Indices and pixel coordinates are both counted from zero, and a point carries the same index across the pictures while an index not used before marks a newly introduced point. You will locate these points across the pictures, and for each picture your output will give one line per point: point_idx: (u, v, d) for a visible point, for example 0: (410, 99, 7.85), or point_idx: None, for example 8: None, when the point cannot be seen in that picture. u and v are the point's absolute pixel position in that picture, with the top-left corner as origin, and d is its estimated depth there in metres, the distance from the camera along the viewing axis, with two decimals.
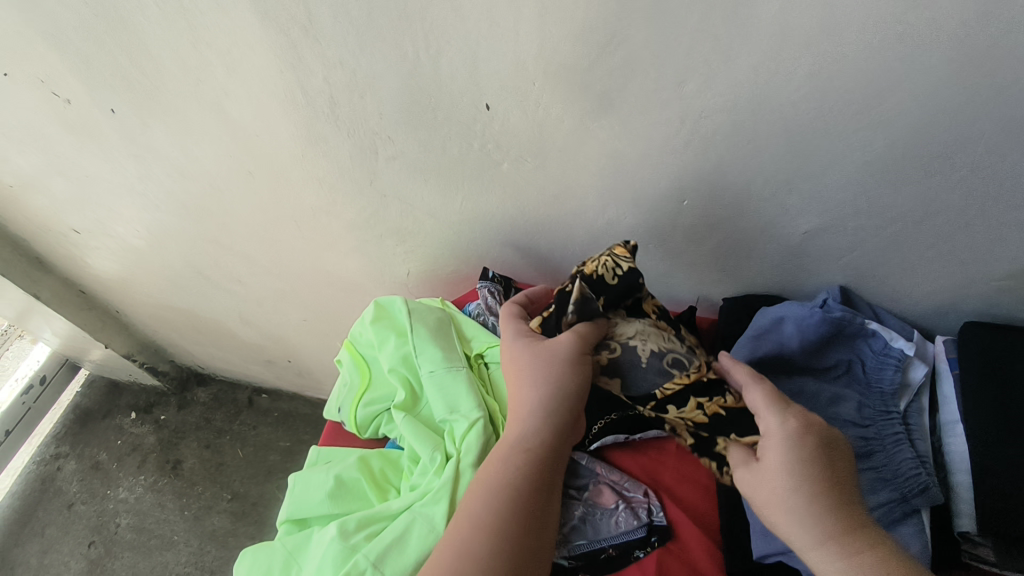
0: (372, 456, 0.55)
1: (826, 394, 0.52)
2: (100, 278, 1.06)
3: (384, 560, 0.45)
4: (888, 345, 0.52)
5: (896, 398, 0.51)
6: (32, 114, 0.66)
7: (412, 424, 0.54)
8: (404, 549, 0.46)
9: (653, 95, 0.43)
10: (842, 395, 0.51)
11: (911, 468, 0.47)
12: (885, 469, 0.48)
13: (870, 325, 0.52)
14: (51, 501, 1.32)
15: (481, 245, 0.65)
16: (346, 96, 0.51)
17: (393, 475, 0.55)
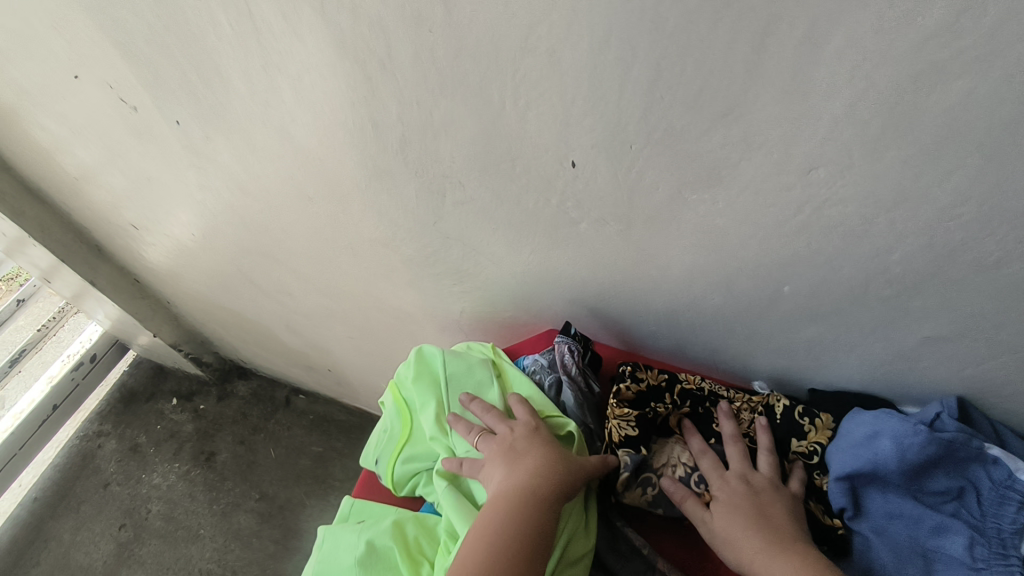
0: (407, 520, 0.51)
1: (928, 523, 0.44)
2: (156, 271, 1.06)
3: None
4: (1011, 476, 0.43)
5: (1018, 541, 0.42)
6: (100, 116, 0.65)
7: (452, 497, 0.50)
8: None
9: (769, 176, 0.37)
10: (954, 529, 0.43)
11: None
12: None
13: (990, 450, 0.44)
14: (88, 478, 1.34)
15: (542, 297, 0.61)
16: (419, 137, 0.47)
17: (428, 546, 0.50)
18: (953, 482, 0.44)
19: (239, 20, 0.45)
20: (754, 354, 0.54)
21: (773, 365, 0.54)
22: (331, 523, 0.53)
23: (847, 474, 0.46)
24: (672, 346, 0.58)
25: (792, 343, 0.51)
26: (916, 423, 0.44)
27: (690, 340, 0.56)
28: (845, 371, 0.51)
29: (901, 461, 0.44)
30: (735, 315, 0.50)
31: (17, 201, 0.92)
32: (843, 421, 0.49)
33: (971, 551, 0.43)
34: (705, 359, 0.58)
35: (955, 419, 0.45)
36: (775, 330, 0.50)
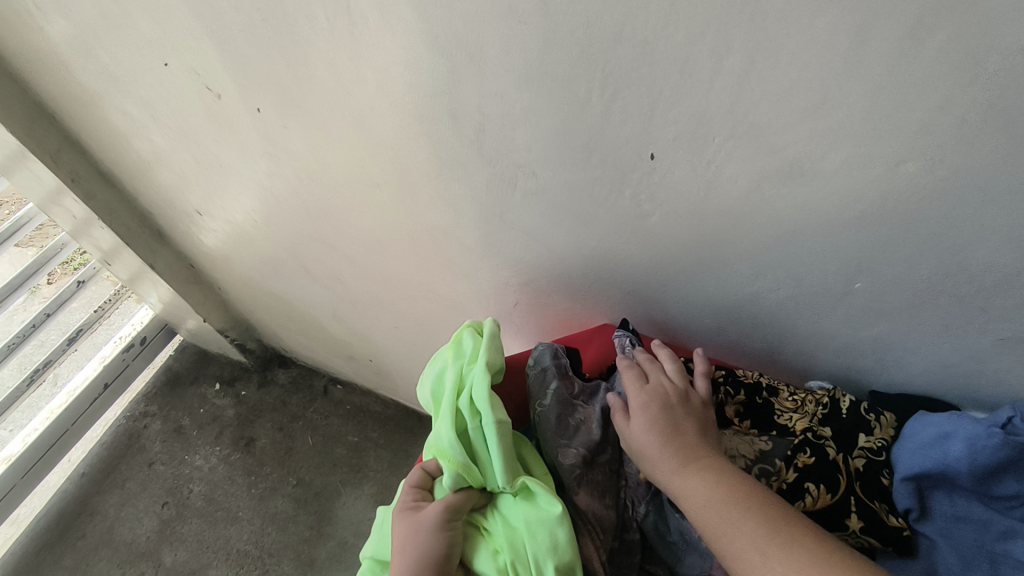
0: None
1: (996, 527, 0.44)
2: (212, 257, 1.10)
3: None
4: None
5: None
6: (181, 103, 0.68)
7: None
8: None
9: (853, 171, 0.38)
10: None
11: None
12: None
13: None
14: (134, 457, 1.39)
15: (601, 290, 0.61)
16: (497, 127, 0.49)
17: None
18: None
19: (334, 11, 0.47)
20: (815, 353, 0.54)
21: (834, 364, 0.55)
22: (388, 506, 0.54)
23: (913, 476, 0.46)
24: (731, 342, 0.59)
25: (857, 343, 0.51)
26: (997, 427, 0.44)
27: (750, 337, 0.57)
28: (910, 372, 0.51)
29: (971, 464, 0.44)
30: (801, 312, 0.51)
31: (89, 184, 0.96)
32: (907, 425, 0.49)
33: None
34: (763, 357, 0.58)
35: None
36: (842, 329, 0.50)
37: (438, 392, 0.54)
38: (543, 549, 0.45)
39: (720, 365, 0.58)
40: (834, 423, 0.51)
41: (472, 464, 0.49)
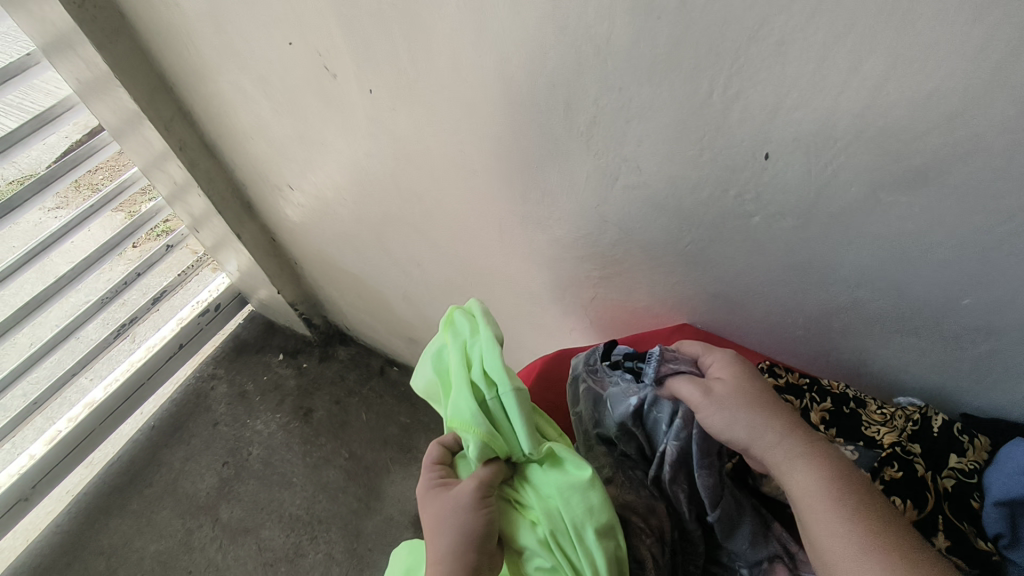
0: None
1: None
2: (294, 232, 1.15)
3: None
4: None
5: None
6: (297, 82, 0.72)
7: None
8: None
9: (982, 184, 0.38)
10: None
11: None
12: None
13: None
14: (200, 416, 1.46)
15: (686, 290, 0.62)
16: (610, 120, 0.50)
17: None
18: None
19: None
20: (906, 369, 0.54)
21: (926, 383, 0.54)
22: None
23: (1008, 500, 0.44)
24: (816, 352, 0.58)
25: (955, 361, 0.50)
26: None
27: (838, 347, 0.56)
28: (1008, 398, 0.50)
29: None
30: (898, 326, 0.50)
31: (194, 153, 1.03)
32: (1004, 450, 0.47)
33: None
34: (849, 370, 0.58)
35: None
36: (939, 345, 0.50)
37: (440, 373, 0.52)
38: (579, 513, 0.46)
39: (803, 374, 0.58)
40: (924, 441, 0.50)
41: (494, 433, 0.48)
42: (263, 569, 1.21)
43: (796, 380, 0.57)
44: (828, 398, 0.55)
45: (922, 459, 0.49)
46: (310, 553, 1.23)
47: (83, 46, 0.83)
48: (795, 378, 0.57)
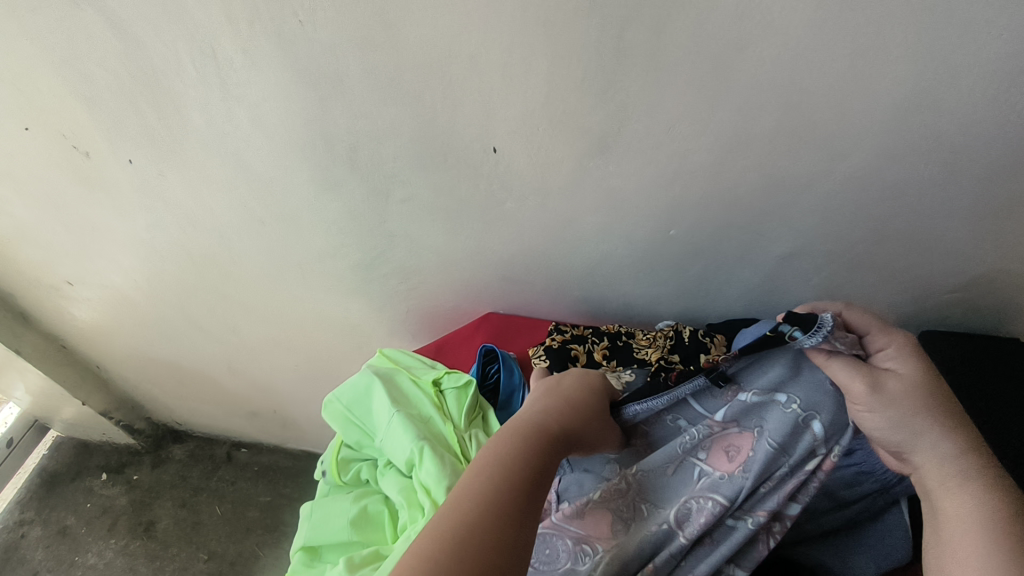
0: (371, 499, 0.57)
1: None
2: (87, 333, 1.06)
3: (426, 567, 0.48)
4: None
5: None
6: (47, 168, 0.69)
7: (394, 480, 0.56)
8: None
9: (646, 139, 0.50)
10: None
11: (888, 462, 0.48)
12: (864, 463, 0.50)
13: None
14: (11, 572, 1.25)
15: (479, 282, 0.70)
16: (365, 144, 0.56)
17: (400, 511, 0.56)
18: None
19: (202, 58, 0.52)
20: (660, 299, 0.66)
21: (676, 308, 0.66)
22: (314, 498, 0.59)
23: None
24: (594, 307, 0.69)
25: (686, 284, 0.62)
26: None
27: (608, 297, 0.67)
28: (729, 302, 0.63)
29: None
30: (638, 266, 0.62)
31: None
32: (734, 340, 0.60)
33: None
34: (621, 315, 0.69)
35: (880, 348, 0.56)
36: (673, 274, 0.62)
37: (395, 373, 0.63)
38: None
39: (586, 326, 0.67)
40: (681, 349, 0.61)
41: (443, 416, 0.59)
42: None
43: (580, 333, 0.65)
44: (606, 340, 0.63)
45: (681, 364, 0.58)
46: None
47: None
48: (579, 331, 0.65)
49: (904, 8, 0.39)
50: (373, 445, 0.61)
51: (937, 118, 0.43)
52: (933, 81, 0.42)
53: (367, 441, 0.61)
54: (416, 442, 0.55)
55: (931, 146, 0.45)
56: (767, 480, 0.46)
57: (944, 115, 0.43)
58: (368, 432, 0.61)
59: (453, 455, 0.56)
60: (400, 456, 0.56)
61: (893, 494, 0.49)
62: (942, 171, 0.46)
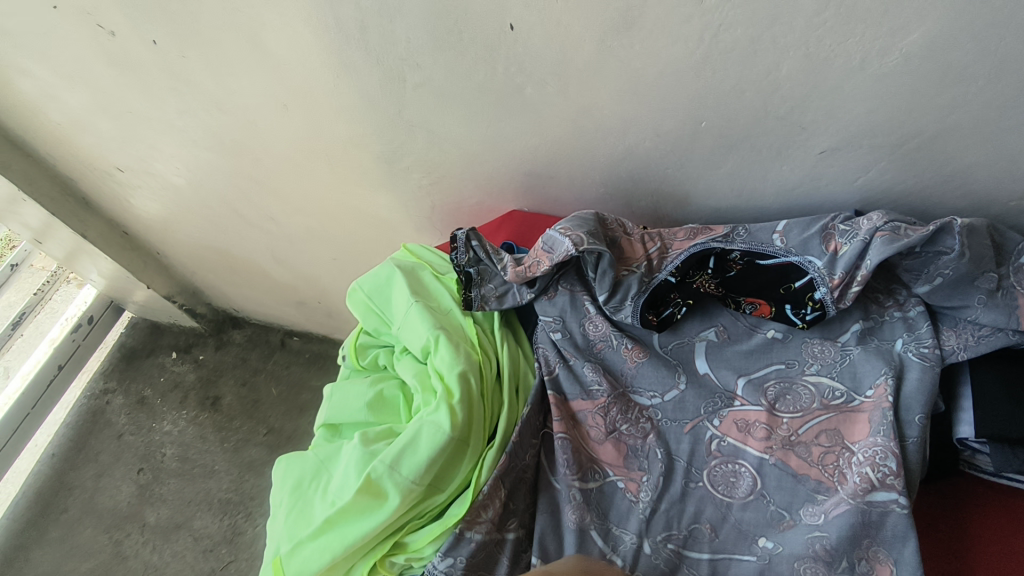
0: (386, 387, 0.59)
1: (811, 348, 0.53)
2: (145, 221, 1.12)
3: (400, 462, 0.48)
4: (891, 339, 0.51)
5: (861, 340, 0.52)
6: (79, 48, 0.69)
7: (407, 366, 0.58)
8: (344, 547, 0.47)
9: (675, 12, 0.45)
10: (920, 338, 0.50)
11: (873, 381, 0.49)
12: (829, 385, 0.51)
13: (866, 264, 0.49)
14: (102, 432, 1.43)
15: (502, 176, 0.68)
16: (376, 22, 0.54)
17: (408, 396, 0.58)
18: (920, 251, 0.49)
19: None
20: (690, 200, 0.62)
21: (707, 211, 0.62)
22: (336, 380, 0.61)
23: (751, 349, 0.54)
24: (621, 207, 0.66)
25: (718, 186, 0.59)
26: (822, 243, 0.52)
27: (635, 194, 0.64)
28: (764, 203, 0.59)
29: (798, 284, 0.53)
30: (666, 161, 0.58)
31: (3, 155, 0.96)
32: (767, 258, 0.55)
33: (903, 383, 0.48)
34: (649, 215, 0.66)
35: (914, 224, 0.50)
36: (704, 173, 0.58)
37: (411, 267, 0.64)
38: (495, 374, 0.57)
39: (651, 230, 0.61)
40: (695, 265, 0.57)
41: (454, 314, 0.60)
42: (205, 556, 1.24)
43: (623, 232, 0.60)
44: (635, 247, 0.59)
45: (681, 296, 0.56)
46: (249, 529, 1.26)
47: None
48: (628, 228, 0.60)
49: None
50: (389, 333, 0.62)
51: None
52: None
53: (384, 329, 0.62)
54: (427, 328, 0.56)
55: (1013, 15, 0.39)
56: (825, 409, 0.50)
57: None
58: (386, 320, 0.62)
59: (468, 345, 0.56)
60: (414, 343, 0.57)
61: (905, 423, 0.47)
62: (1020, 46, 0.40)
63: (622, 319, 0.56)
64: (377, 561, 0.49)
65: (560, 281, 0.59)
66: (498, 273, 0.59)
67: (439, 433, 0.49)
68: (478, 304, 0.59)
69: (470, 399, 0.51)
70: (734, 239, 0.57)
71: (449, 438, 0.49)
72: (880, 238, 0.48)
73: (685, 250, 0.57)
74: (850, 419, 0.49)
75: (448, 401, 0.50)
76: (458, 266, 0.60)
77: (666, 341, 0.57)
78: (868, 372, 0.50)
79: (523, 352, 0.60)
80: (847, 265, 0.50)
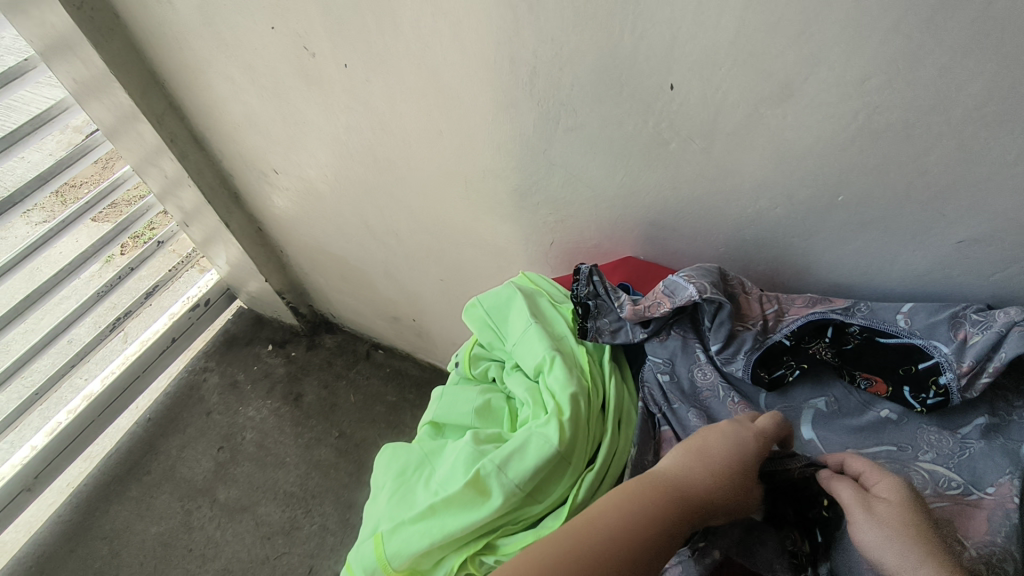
0: (494, 398, 0.62)
1: (927, 434, 0.52)
2: (279, 219, 1.24)
3: (507, 464, 0.51)
4: (1018, 441, 0.49)
5: (984, 436, 0.50)
6: (278, 63, 0.80)
7: (518, 380, 0.61)
8: (443, 535, 0.50)
9: (833, 90, 0.48)
10: None
11: (997, 477, 0.48)
12: (946, 474, 0.50)
13: (1000, 358, 0.49)
14: (194, 406, 1.54)
15: (625, 223, 0.72)
16: (547, 69, 0.60)
17: (514, 410, 0.61)
18: None
19: None
20: (811, 271, 0.63)
21: (826, 284, 0.64)
22: (446, 383, 0.65)
23: (861, 426, 0.54)
24: (737, 268, 0.68)
25: (842, 260, 0.60)
26: (950, 330, 0.52)
27: (754, 258, 0.66)
28: (889, 284, 0.60)
29: (921, 368, 0.52)
30: (793, 230, 0.61)
31: (183, 145, 1.10)
32: (889, 337, 0.55)
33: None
34: (765, 280, 0.67)
35: None
36: (830, 245, 0.60)
37: (531, 292, 0.68)
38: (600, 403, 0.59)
39: (768, 292, 0.62)
40: (813, 332, 0.58)
41: (569, 341, 0.63)
42: (262, 542, 1.29)
43: (740, 290, 0.62)
44: (751, 306, 0.60)
45: (795, 360, 0.57)
46: (306, 525, 1.31)
47: (82, 46, 0.90)
48: (746, 287, 0.62)
49: None
50: (502, 349, 0.66)
51: None
52: None
53: (498, 344, 0.66)
54: (544, 348, 0.60)
55: None
56: (940, 497, 0.49)
57: None
58: (501, 337, 0.66)
59: (579, 370, 0.59)
60: (528, 360, 0.61)
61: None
62: None
63: (733, 370, 0.57)
64: (469, 556, 0.51)
65: (674, 326, 0.61)
66: (614, 309, 0.62)
67: (547, 445, 0.51)
68: (592, 335, 0.61)
69: (579, 419, 0.54)
70: (854, 313, 0.58)
71: (555, 450, 0.51)
72: (1018, 335, 0.48)
73: (802, 316, 0.59)
74: (966, 512, 0.47)
75: (559, 416, 0.53)
76: (577, 297, 0.63)
77: (773, 402, 0.57)
78: (990, 468, 0.48)
79: (627, 389, 0.62)
80: (978, 358, 0.50)
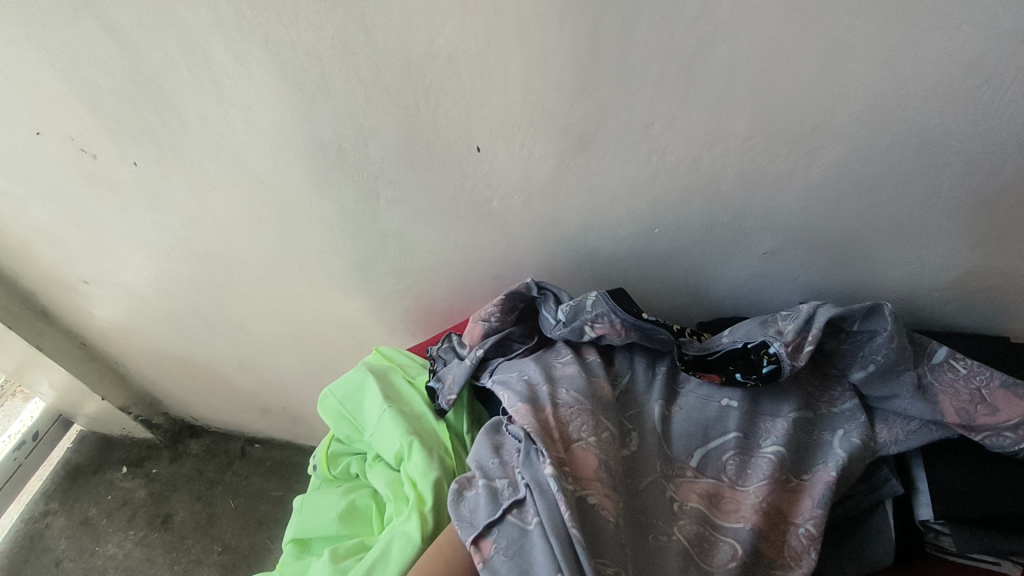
0: (358, 497, 0.57)
1: None
2: (104, 331, 1.10)
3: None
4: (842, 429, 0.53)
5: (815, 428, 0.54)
6: (58, 170, 0.71)
7: (379, 473, 0.57)
8: None
9: (625, 138, 0.51)
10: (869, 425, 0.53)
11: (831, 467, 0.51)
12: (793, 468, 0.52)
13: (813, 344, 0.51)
14: (37, 560, 1.31)
15: (471, 281, 0.71)
16: (353, 145, 0.58)
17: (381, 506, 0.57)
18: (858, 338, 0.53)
19: (196, 65, 0.55)
20: (651, 298, 0.66)
21: (666, 309, 0.66)
22: (306, 491, 0.60)
23: None
24: None
25: (673, 283, 0.63)
26: (765, 325, 0.54)
27: None
28: (718, 299, 0.63)
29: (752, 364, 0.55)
30: (625, 264, 0.63)
31: None
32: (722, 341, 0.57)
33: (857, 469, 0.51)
34: None
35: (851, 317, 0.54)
36: (660, 273, 0.62)
37: (383, 370, 0.65)
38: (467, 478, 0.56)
39: None
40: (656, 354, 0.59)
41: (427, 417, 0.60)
42: None
43: None
44: None
45: None
46: None
47: None
48: None
49: (863, 13, 0.40)
50: (362, 439, 0.62)
51: (909, 113, 0.44)
52: (902, 80, 0.43)
53: (357, 436, 0.62)
54: (400, 433, 0.56)
55: (909, 141, 0.46)
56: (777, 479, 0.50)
57: (914, 110, 0.44)
58: (358, 427, 0.62)
59: (442, 450, 0.56)
60: (386, 449, 0.57)
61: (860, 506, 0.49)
62: (920, 163, 0.47)
63: None
64: None
65: None
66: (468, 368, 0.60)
67: (409, 545, 0.48)
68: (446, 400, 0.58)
69: (442, 507, 0.51)
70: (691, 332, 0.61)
71: (419, 550, 0.48)
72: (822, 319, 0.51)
73: None
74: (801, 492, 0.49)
75: (420, 509, 0.50)
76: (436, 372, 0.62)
77: None
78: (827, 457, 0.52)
79: None
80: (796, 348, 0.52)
